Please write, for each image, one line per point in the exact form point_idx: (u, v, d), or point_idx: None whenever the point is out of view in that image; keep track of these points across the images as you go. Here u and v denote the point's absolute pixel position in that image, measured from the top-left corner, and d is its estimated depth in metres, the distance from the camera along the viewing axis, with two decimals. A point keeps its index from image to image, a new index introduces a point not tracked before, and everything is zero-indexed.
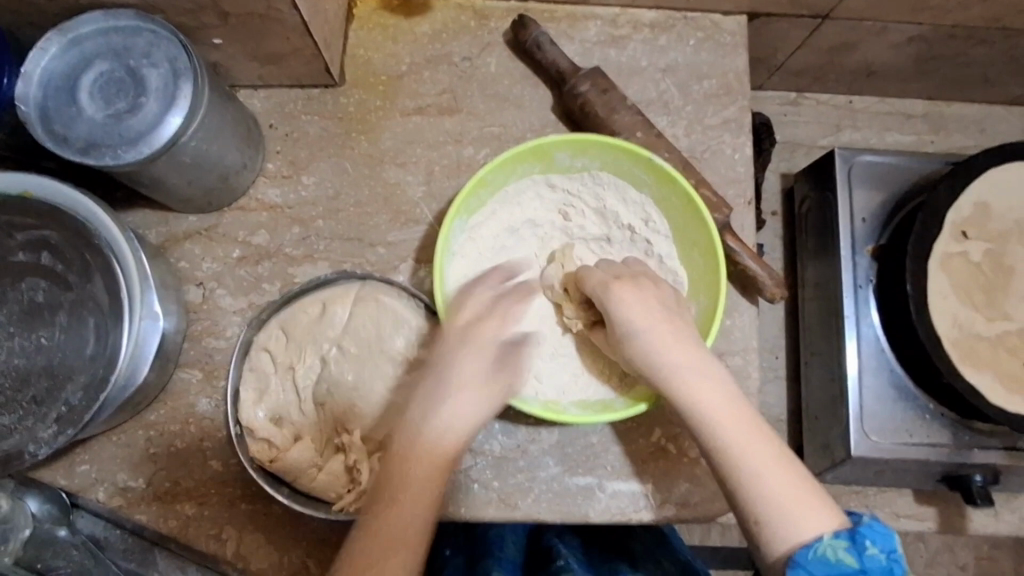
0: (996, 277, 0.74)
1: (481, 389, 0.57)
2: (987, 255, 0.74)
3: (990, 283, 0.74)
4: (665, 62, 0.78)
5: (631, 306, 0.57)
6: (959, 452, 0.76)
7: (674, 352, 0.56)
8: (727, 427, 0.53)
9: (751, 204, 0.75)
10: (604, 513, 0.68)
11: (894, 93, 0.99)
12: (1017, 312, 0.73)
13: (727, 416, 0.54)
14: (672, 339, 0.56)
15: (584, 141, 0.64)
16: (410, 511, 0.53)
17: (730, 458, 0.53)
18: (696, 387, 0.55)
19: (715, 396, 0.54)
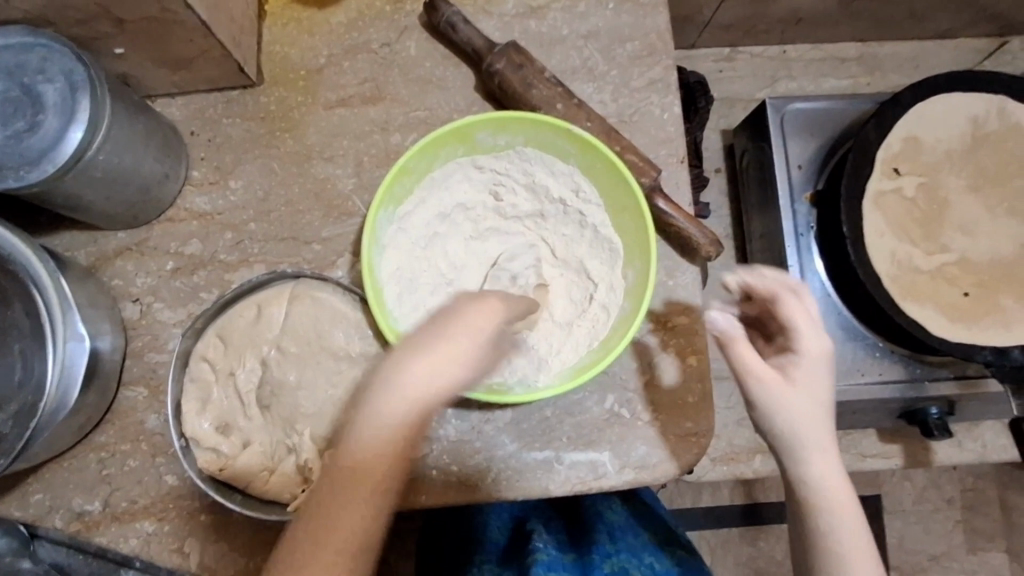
0: (931, 210, 0.75)
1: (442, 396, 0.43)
2: (920, 190, 0.75)
3: (926, 217, 0.74)
4: (586, 29, 0.77)
5: (804, 381, 0.53)
6: (912, 387, 0.78)
7: (817, 427, 0.53)
8: (839, 517, 0.53)
9: (684, 163, 0.75)
10: (564, 484, 0.68)
11: (825, 38, 0.99)
12: (954, 243, 0.74)
13: (842, 506, 0.53)
14: (818, 417, 0.53)
15: (502, 117, 0.64)
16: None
17: (832, 544, 0.52)
18: (825, 470, 0.53)
19: (841, 484, 0.53)
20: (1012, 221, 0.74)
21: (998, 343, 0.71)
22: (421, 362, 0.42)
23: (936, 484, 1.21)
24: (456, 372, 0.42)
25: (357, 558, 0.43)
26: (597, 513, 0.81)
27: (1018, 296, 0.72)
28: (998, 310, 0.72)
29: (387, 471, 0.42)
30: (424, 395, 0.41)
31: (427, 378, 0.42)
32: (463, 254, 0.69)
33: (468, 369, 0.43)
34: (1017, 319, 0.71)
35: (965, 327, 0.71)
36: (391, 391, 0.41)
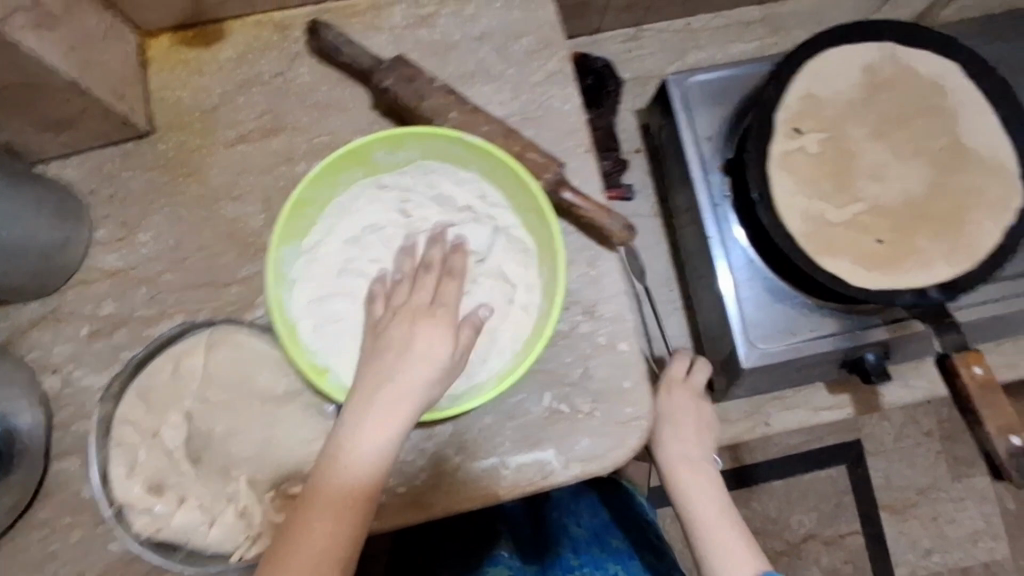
0: (842, 162, 0.75)
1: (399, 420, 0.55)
2: (826, 143, 0.75)
3: (835, 169, 0.75)
4: (478, 31, 0.76)
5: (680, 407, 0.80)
6: (844, 338, 0.79)
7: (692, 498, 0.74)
8: (721, 517, 0.71)
9: (592, 152, 0.75)
10: (512, 488, 0.68)
11: (728, 4, 0.98)
12: (870, 191, 0.74)
13: (715, 510, 0.71)
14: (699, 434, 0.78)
15: (393, 136, 0.64)
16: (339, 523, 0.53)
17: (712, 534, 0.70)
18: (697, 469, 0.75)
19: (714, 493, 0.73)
20: (920, 162, 0.75)
21: (918, 284, 0.72)
22: (416, 356, 0.57)
23: (912, 422, 1.22)
24: (438, 368, 0.57)
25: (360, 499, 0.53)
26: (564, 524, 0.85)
27: (933, 236, 0.73)
28: (914, 252, 0.73)
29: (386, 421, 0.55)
30: (413, 376, 0.56)
31: (414, 363, 0.56)
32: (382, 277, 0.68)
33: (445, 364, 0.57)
34: (935, 259, 0.73)
35: (885, 274, 0.72)
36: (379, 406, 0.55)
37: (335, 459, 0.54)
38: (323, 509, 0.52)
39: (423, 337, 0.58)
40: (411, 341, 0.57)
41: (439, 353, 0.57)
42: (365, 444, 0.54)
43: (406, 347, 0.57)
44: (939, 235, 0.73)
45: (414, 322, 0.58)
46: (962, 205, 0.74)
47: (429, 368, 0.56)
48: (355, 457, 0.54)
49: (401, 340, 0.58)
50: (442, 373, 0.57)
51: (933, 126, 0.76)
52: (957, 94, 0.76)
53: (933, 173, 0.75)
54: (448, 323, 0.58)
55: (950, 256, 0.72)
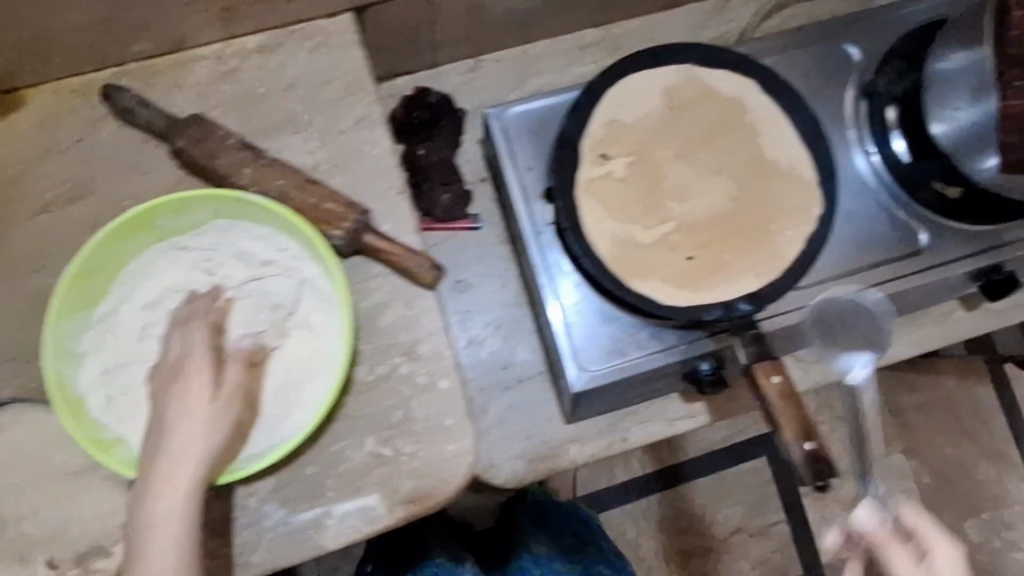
0: (649, 184, 0.77)
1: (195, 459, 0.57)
2: (633, 168, 0.77)
3: (643, 192, 0.77)
4: (283, 82, 0.76)
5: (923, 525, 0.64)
6: (669, 353, 0.80)
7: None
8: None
9: (405, 193, 0.75)
10: (337, 538, 0.70)
11: (561, 29, 0.98)
12: (677, 210, 0.77)
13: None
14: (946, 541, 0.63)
15: (175, 200, 0.64)
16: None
17: None
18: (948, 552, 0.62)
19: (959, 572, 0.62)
20: (723, 179, 0.78)
21: (726, 296, 0.75)
22: (177, 414, 0.58)
23: None
24: (206, 410, 0.59)
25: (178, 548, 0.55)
26: None
27: (738, 249, 0.76)
28: (722, 266, 0.75)
29: (177, 471, 0.57)
30: (177, 427, 0.58)
31: (179, 415, 0.58)
32: None
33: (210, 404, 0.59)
34: (742, 272, 0.75)
35: (693, 291, 0.75)
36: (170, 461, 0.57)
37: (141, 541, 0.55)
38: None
39: (177, 394, 0.59)
40: (168, 399, 0.59)
41: (197, 401, 0.59)
42: (157, 501, 0.56)
43: (169, 411, 0.58)
44: (744, 248, 0.76)
45: (170, 382, 0.60)
46: (766, 217, 0.77)
47: (194, 414, 0.58)
48: (153, 515, 0.56)
49: (162, 409, 0.59)
50: (213, 413, 0.59)
51: (734, 142, 0.79)
52: (758, 111, 0.79)
53: (736, 189, 0.78)
54: (200, 371, 0.60)
55: (755, 268, 0.75)
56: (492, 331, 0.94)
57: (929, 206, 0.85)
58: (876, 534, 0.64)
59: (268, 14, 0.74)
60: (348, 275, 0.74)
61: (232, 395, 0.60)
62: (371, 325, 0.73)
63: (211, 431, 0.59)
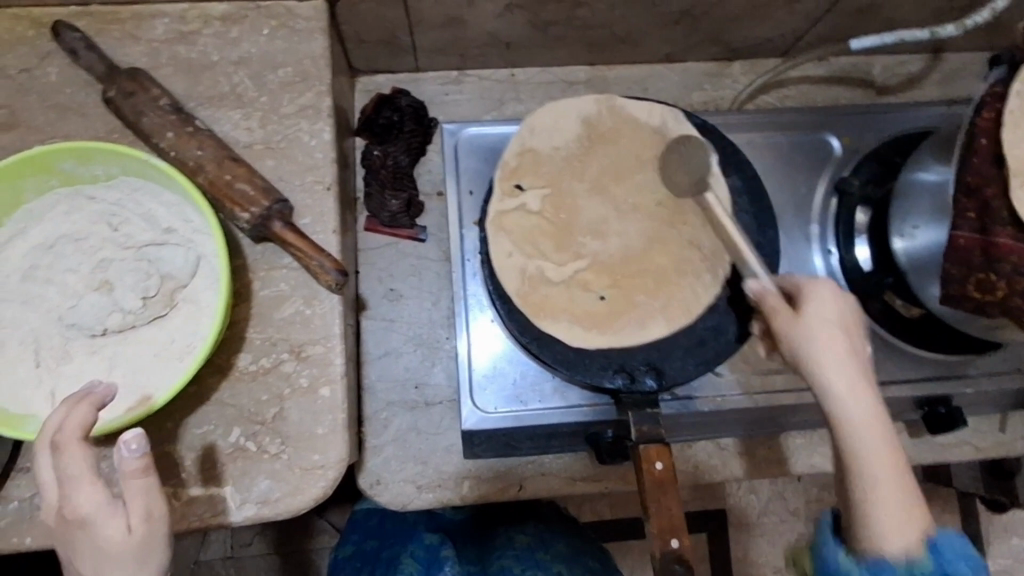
0: (565, 218, 0.74)
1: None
2: (546, 201, 0.75)
3: (558, 227, 0.74)
4: (238, 55, 0.76)
5: (806, 327, 0.59)
6: (572, 412, 0.77)
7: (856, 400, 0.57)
8: (855, 395, 0.56)
9: (331, 189, 0.74)
10: (180, 523, 0.67)
11: (551, 61, 0.99)
12: (590, 248, 0.73)
13: (858, 396, 0.57)
14: (833, 348, 0.58)
15: (80, 149, 0.63)
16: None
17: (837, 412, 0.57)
18: (829, 352, 0.57)
19: (853, 375, 0.57)
20: (650, 228, 0.74)
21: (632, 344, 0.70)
22: (96, 558, 0.55)
23: None
24: (129, 549, 0.55)
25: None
26: (507, 536, 1.02)
27: (651, 294, 0.72)
28: (633, 308, 0.71)
29: None
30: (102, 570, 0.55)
31: (98, 555, 0.55)
32: (68, 288, 0.66)
33: (129, 539, 0.55)
34: (651, 315, 0.71)
35: (600, 334, 0.70)
36: None
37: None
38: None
39: (89, 543, 0.55)
40: (84, 544, 0.55)
41: (113, 545, 0.54)
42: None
43: (91, 558, 0.55)
44: (656, 292, 0.72)
45: (76, 527, 0.55)
46: (681, 260, 0.73)
47: (117, 557, 0.54)
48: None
49: (80, 558, 0.55)
50: (133, 541, 0.55)
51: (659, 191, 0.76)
52: (693, 168, 0.75)
53: (656, 232, 0.74)
54: (100, 515, 0.55)
55: (666, 311, 0.71)
56: (412, 346, 0.92)
57: (875, 316, 0.80)
58: (762, 293, 0.62)
59: None
60: (255, 260, 0.72)
61: (150, 519, 0.55)
62: (267, 314, 0.71)
63: (141, 560, 0.55)
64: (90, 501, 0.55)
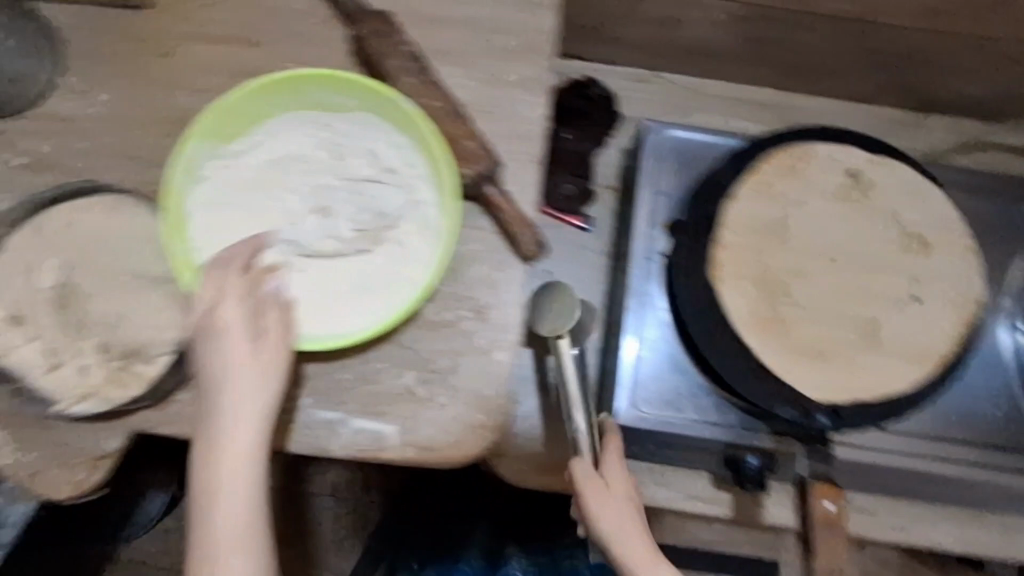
0: (767, 240, 0.73)
1: (260, 411, 0.58)
2: (750, 220, 0.73)
3: (760, 247, 0.73)
4: (471, 16, 0.77)
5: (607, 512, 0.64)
6: (725, 431, 0.77)
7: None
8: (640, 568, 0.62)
9: (538, 164, 0.75)
10: (346, 447, 0.70)
11: (740, 78, 0.96)
12: (784, 274, 0.72)
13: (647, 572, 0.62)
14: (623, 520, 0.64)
15: (339, 78, 0.64)
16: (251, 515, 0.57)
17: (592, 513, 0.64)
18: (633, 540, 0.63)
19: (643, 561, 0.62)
20: (844, 271, 0.72)
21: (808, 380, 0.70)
22: (220, 372, 0.58)
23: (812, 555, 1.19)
24: (254, 370, 0.59)
25: (250, 492, 0.57)
26: None
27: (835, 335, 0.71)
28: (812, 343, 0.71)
29: (248, 425, 0.58)
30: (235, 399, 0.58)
31: (235, 387, 0.58)
32: (289, 203, 0.68)
33: (254, 363, 0.59)
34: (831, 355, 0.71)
35: (778, 360, 0.71)
36: (226, 422, 0.58)
37: (209, 497, 0.57)
38: (218, 526, 0.56)
39: (219, 357, 0.59)
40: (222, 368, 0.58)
41: (240, 360, 0.59)
42: (216, 447, 0.57)
43: (215, 368, 0.58)
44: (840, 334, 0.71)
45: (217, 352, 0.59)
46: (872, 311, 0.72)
47: (240, 373, 0.58)
48: (213, 460, 0.57)
49: (204, 370, 0.59)
50: (260, 364, 0.59)
51: (867, 235, 0.73)
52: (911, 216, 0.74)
53: (852, 276, 0.72)
54: (235, 330, 0.59)
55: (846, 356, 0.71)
56: None
57: None
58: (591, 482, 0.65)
59: None
60: None
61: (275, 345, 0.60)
62: (457, 271, 0.72)
63: (258, 385, 0.59)
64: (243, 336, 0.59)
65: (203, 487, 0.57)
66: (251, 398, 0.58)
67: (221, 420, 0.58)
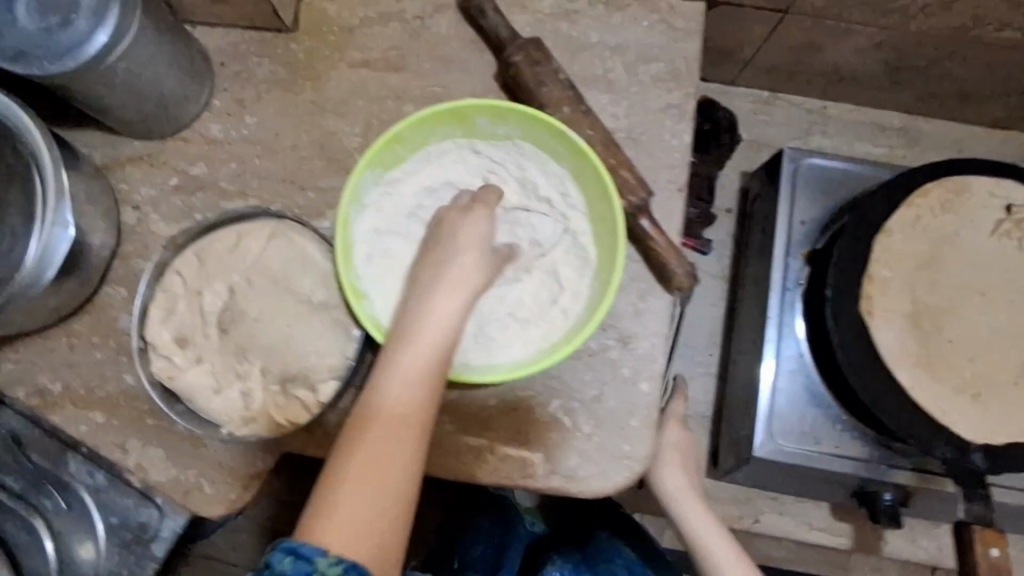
0: (920, 275, 0.72)
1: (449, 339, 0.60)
2: (903, 255, 0.71)
3: (912, 283, 0.71)
4: (615, 41, 0.76)
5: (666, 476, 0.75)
6: (866, 467, 0.77)
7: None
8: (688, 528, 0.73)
9: (683, 193, 0.74)
10: (492, 474, 0.70)
11: (869, 102, 0.95)
12: (936, 311, 0.71)
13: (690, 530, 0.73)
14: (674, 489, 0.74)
15: (502, 107, 0.65)
16: (402, 450, 0.57)
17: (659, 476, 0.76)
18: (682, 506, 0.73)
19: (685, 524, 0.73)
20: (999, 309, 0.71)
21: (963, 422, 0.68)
22: (446, 268, 0.62)
23: None
24: (463, 283, 0.61)
25: (411, 418, 0.58)
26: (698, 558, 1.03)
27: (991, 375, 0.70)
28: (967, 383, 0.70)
29: (435, 344, 0.59)
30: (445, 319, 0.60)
31: (437, 314, 0.60)
32: None
33: (467, 281, 0.61)
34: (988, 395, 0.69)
35: (933, 401, 0.69)
36: (429, 327, 0.60)
37: (383, 374, 0.59)
38: (368, 433, 0.57)
39: (452, 254, 0.63)
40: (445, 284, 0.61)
41: (462, 268, 0.62)
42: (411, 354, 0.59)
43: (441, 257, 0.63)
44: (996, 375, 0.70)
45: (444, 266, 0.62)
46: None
47: (455, 280, 0.61)
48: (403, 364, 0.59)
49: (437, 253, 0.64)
50: (470, 279, 0.62)
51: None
52: None
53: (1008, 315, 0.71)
54: (470, 233, 0.63)
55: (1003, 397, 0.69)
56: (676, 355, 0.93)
57: None
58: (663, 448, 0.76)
59: None
60: None
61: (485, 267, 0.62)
62: None
63: (459, 301, 0.61)
64: (463, 270, 0.62)
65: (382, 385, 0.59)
66: (453, 310, 0.61)
67: (425, 319, 0.60)
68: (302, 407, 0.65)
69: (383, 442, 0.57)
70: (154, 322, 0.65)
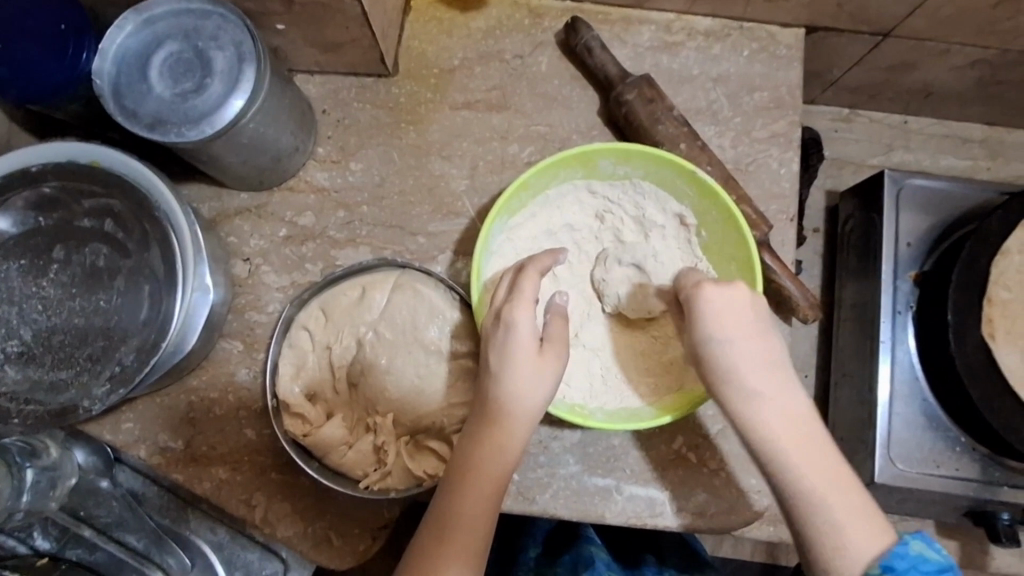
0: None
1: (534, 399, 0.59)
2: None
3: None
4: (717, 72, 0.76)
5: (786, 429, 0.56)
6: (987, 488, 0.76)
7: (809, 454, 0.54)
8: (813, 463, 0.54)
9: (793, 221, 0.74)
10: (619, 515, 0.69)
11: (952, 115, 0.95)
12: None
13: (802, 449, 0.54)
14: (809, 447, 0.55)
15: (627, 150, 0.65)
16: (481, 503, 0.57)
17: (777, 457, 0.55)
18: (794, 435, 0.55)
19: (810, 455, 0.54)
20: None
21: None
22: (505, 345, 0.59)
23: None
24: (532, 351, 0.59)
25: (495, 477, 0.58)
26: None
27: None
28: None
29: (518, 409, 0.59)
30: (534, 408, 0.59)
31: (513, 381, 0.59)
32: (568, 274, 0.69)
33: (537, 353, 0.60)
34: None
35: None
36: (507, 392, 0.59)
37: (472, 441, 0.59)
38: (464, 490, 0.57)
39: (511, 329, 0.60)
40: (521, 382, 0.58)
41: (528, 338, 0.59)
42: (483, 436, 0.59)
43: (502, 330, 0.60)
44: None
45: (510, 354, 0.59)
46: None
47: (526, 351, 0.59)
48: (489, 441, 0.59)
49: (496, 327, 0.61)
50: (533, 353, 0.59)
51: None
52: None
53: None
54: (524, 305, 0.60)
55: None
56: None
57: None
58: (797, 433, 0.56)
59: (741, 4, 0.74)
60: None
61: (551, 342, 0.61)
62: None
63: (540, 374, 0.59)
64: (527, 339, 0.59)
65: (466, 476, 0.58)
66: (530, 369, 0.59)
67: (503, 381, 0.59)
68: (436, 456, 0.65)
69: (471, 497, 0.57)
70: (285, 380, 0.66)
